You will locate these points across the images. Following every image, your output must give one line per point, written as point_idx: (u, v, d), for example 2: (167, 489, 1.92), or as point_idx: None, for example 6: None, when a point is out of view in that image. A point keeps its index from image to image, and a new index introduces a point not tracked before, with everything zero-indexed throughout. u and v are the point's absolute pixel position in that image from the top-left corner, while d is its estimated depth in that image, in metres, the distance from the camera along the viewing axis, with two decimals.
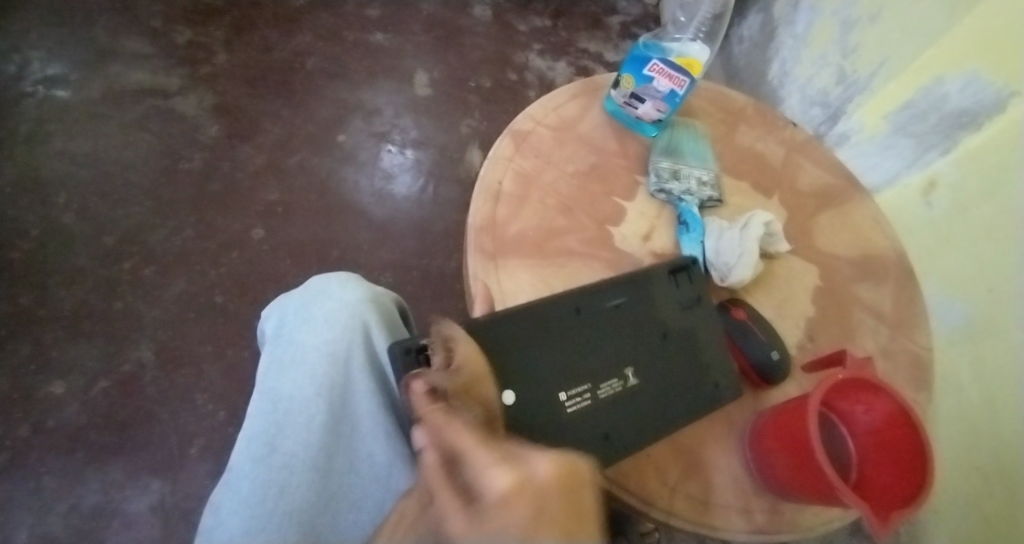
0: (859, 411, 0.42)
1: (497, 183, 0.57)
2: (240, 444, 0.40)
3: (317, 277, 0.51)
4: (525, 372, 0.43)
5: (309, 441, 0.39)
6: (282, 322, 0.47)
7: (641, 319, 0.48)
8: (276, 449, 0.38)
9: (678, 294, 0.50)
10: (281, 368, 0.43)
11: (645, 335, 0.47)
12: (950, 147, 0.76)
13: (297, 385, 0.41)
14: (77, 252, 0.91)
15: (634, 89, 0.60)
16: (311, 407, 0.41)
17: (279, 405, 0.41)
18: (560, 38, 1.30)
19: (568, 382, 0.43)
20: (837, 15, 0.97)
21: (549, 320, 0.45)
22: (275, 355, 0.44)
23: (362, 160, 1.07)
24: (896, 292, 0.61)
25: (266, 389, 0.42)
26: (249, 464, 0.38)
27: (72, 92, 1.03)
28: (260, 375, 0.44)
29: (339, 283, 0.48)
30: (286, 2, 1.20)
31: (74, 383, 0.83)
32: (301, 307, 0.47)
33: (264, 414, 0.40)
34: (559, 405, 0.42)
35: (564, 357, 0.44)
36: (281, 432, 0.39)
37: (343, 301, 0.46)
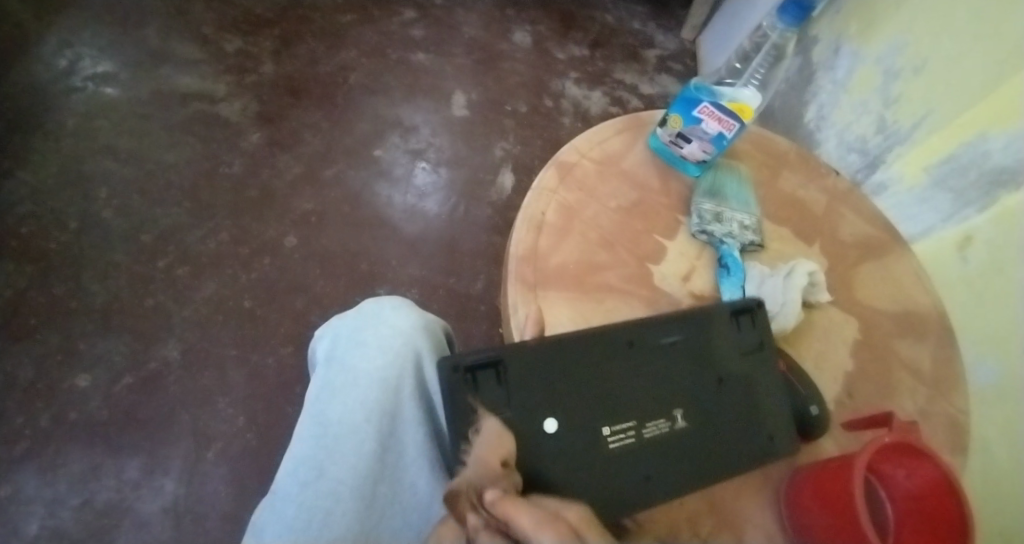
0: (900, 475, 0.41)
1: (540, 213, 0.57)
2: (287, 464, 0.40)
3: (368, 301, 0.51)
4: (571, 404, 0.42)
5: (356, 468, 0.39)
6: (333, 344, 0.47)
7: (698, 359, 0.47)
8: (323, 475, 0.38)
9: (739, 336, 0.48)
10: (331, 390, 0.43)
11: (700, 375, 0.46)
12: (988, 203, 0.75)
13: (348, 409, 0.41)
14: (112, 247, 0.93)
15: (681, 129, 0.60)
16: (360, 433, 0.41)
17: (328, 429, 0.41)
18: (597, 68, 1.32)
19: (612, 419, 0.42)
20: (880, 64, 0.97)
21: (597, 354, 0.44)
22: (326, 378, 0.44)
23: (397, 176, 1.08)
24: (937, 351, 0.60)
25: (316, 410, 0.42)
26: (295, 488, 0.38)
27: (121, 91, 1.06)
28: (309, 395, 0.44)
29: (392, 308, 0.49)
30: (333, 18, 1.23)
31: (99, 376, 0.84)
32: (354, 329, 0.47)
33: (313, 437, 0.40)
34: (602, 441, 0.41)
35: (613, 392, 0.43)
36: (328, 457, 0.39)
37: (397, 328, 0.47)
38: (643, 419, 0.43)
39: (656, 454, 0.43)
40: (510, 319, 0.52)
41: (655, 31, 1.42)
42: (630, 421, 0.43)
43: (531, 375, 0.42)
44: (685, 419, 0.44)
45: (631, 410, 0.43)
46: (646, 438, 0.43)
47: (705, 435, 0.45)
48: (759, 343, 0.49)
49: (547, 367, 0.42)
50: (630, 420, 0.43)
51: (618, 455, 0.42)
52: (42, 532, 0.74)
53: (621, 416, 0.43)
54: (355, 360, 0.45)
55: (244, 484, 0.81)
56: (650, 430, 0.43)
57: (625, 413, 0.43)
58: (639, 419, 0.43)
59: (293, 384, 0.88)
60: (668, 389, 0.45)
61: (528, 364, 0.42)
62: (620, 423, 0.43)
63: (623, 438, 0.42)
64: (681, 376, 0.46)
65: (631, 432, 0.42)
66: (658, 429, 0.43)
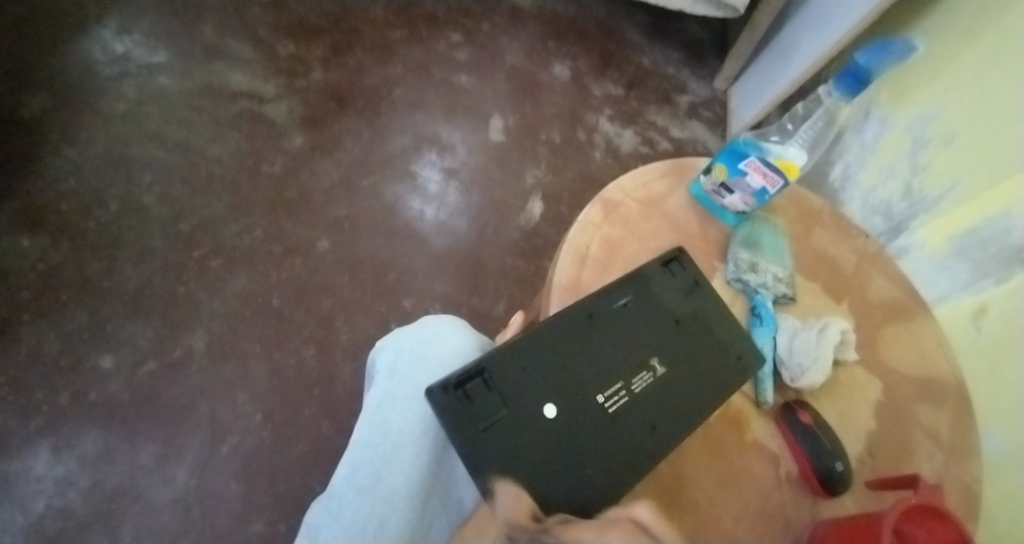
0: (919, 536, 0.40)
1: (585, 246, 0.59)
2: (343, 467, 0.43)
3: (429, 314, 0.54)
4: (555, 386, 0.45)
5: (411, 478, 0.42)
6: (396, 357, 0.49)
7: (648, 305, 0.52)
8: (380, 481, 0.41)
9: (676, 280, 0.54)
10: (393, 400, 0.46)
11: (657, 322, 0.51)
12: (1004, 277, 0.76)
13: (408, 422, 0.45)
14: (150, 233, 0.95)
15: (726, 180, 0.62)
16: (417, 445, 0.44)
17: (387, 437, 0.44)
18: (631, 107, 1.36)
19: (600, 387, 0.46)
20: (909, 132, 1.00)
21: (565, 334, 0.48)
22: (389, 388, 0.47)
23: (430, 191, 1.11)
24: (957, 420, 0.60)
25: (376, 418, 0.45)
26: (353, 492, 0.41)
27: (173, 81, 1.10)
28: (369, 403, 0.46)
29: (453, 327, 0.52)
30: (383, 33, 1.27)
31: (123, 359, 0.85)
32: (417, 342, 0.50)
33: (372, 444, 0.43)
34: (601, 408, 0.45)
35: (591, 362, 0.47)
36: (384, 465, 0.42)
37: (460, 348, 0.50)
38: (628, 377, 0.47)
39: (651, 403, 0.47)
40: None
41: (689, 77, 1.46)
42: (620, 384, 0.47)
43: (511, 367, 0.45)
44: (662, 364, 0.49)
45: (615, 374, 0.47)
46: (639, 392, 0.47)
47: (681, 378, 0.49)
48: (693, 283, 0.55)
49: (519, 359, 0.45)
50: (618, 383, 0.47)
51: (618, 416, 0.46)
52: (51, 509, 0.75)
53: (606, 381, 0.47)
54: (418, 374, 0.48)
55: (254, 481, 0.81)
56: (638, 385, 0.47)
57: (613, 379, 0.47)
58: (624, 379, 0.47)
59: (311, 385, 0.89)
60: (637, 344, 0.49)
61: (502, 358, 0.45)
62: (611, 388, 0.46)
63: (617, 399, 0.46)
64: (640, 325, 0.50)
65: (622, 392, 0.46)
66: (645, 381, 0.48)
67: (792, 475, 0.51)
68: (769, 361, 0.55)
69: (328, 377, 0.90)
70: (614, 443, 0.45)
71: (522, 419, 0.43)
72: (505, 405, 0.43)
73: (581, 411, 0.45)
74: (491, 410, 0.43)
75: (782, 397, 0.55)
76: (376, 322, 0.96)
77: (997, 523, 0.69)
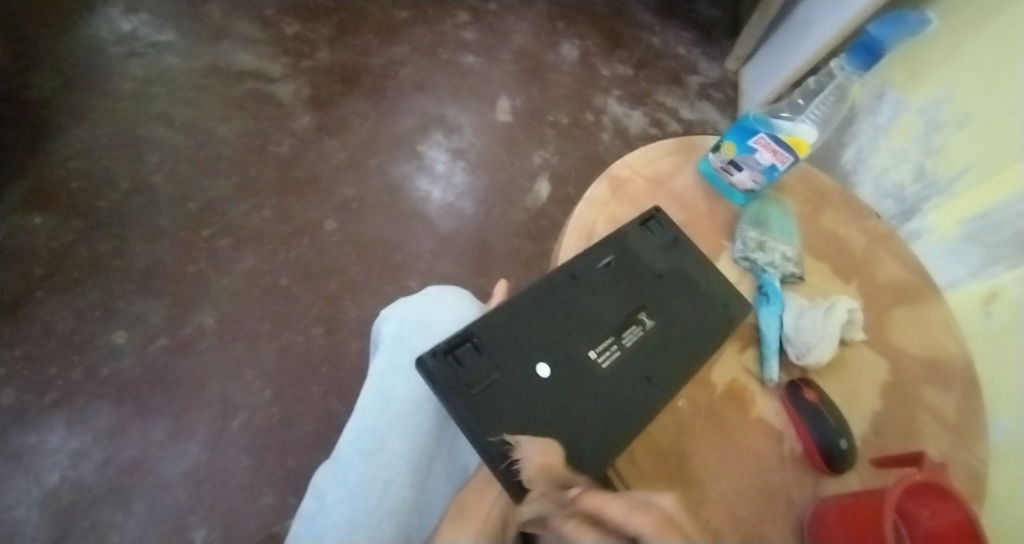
0: (923, 515, 0.41)
1: (591, 223, 0.59)
2: (348, 433, 0.44)
3: (432, 289, 0.55)
4: (547, 346, 0.47)
5: (414, 444, 0.44)
6: (400, 325, 0.50)
7: (633, 263, 0.54)
8: (384, 447, 0.43)
9: (655, 237, 0.56)
10: (398, 369, 0.48)
11: (642, 278, 0.53)
12: (1017, 261, 0.75)
13: (412, 389, 0.46)
14: (159, 212, 0.95)
15: (734, 157, 0.62)
16: (420, 412, 0.46)
17: (392, 404, 0.45)
18: (640, 88, 1.34)
19: (591, 342, 0.48)
20: (923, 114, 0.98)
21: (550, 297, 0.49)
22: (394, 357, 0.48)
23: (437, 172, 1.10)
24: (964, 401, 0.60)
25: (381, 386, 0.46)
26: (358, 456, 0.42)
27: (181, 61, 1.10)
28: (374, 370, 0.48)
29: (457, 298, 0.53)
30: (390, 13, 1.26)
31: (134, 336, 0.86)
32: (421, 313, 0.51)
33: (377, 410, 0.45)
34: (593, 363, 0.47)
35: (580, 322, 0.49)
36: (389, 431, 0.44)
37: (463, 318, 0.52)
38: (617, 332, 0.49)
39: (643, 355, 0.49)
40: None
41: (700, 58, 1.43)
42: (610, 340, 0.48)
43: (497, 331, 0.46)
44: (650, 318, 0.51)
45: (604, 331, 0.49)
46: (630, 345, 0.49)
47: (671, 330, 0.51)
48: (674, 239, 0.57)
49: (506, 322, 0.47)
50: (609, 338, 0.48)
51: (612, 370, 0.47)
52: (65, 481, 0.76)
53: (596, 337, 0.48)
54: (422, 343, 0.49)
55: (263, 456, 0.82)
56: (629, 338, 0.49)
57: (602, 334, 0.49)
58: (614, 334, 0.49)
59: (319, 363, 0.90)
60: (622, 301, 0.51)
61: (487, 323, 0.46)
62: (602, 344, 0.48)
63: (609, 354, 0.48)
64: (625, 281, 0.52)
65: (614, 346, 0.48)
66: (635, 335, 0.49)
67: (795, 453, 0.51)
68: (774, 339, 0.55)
69: (336, 356, 0.91)
70: (612, 394, 0.46)
71: (518, 375, 0.44)
72: (498, 367, 0.44)
73: (576, 368, 0.46)
74: (486, 372, 0.44)
75: (787, 376, 0.55)
76: (383, 303, 0.97)
77: (1003, 507, 0.69)
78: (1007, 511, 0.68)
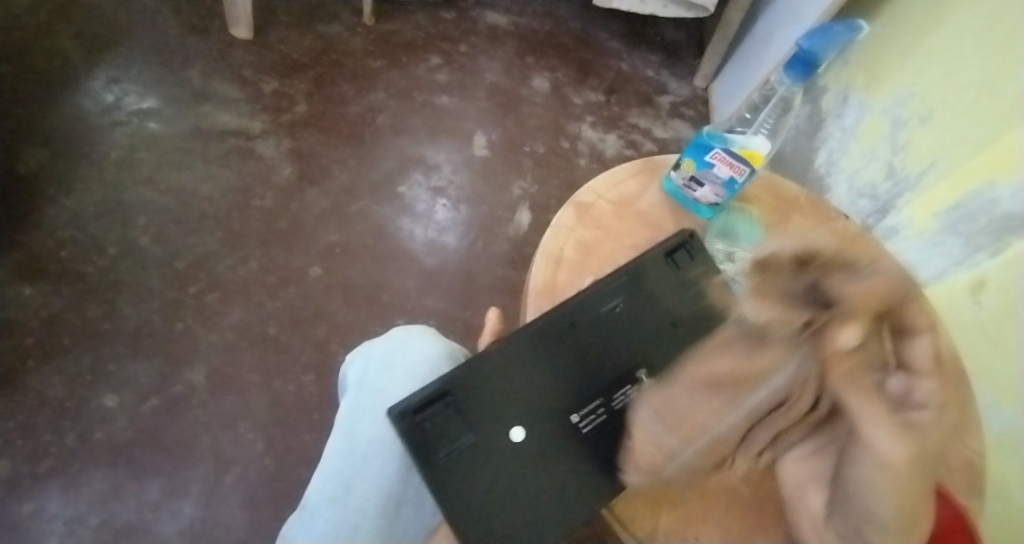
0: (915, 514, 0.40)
1: (559, 250, 0.60)
2: (318, 479, 0.46)
3: (399, 326, 0.55)
4: (528, 406, 0.47)
5: (381, 488, 0.45)
6: (365, 367, 0.51)
7: (639, 310, 0.53)
8: (350, 491, 0.45)
9: (678, 273, 0.55)
10: (362, 412, 0.48)
11: (645, 327, 0.52)
12: (999, 249, 0.73)
13: (378, 433, 0.47)
14: (146, 273, 0.97)
15: (694, 173, 0.64)
16: (387, 454, 0.47)
17: (357, 449, 0.47)
18: (612, 113, 1.37)
19: (578, 405, 0.48)
20: (888, 113, 1.00)
21: (543, 349, 0.49)
22: (359, 400, 0.49)
23: (419, 211, 1.13)
24: (950, 393, 0.60)
25: (347, 431, 0.47)
26: (325, 503, 0.44)
27: (164, 126, 1.13)
28: (340, 415, 0.49)
29: (421, 335, 0.53)
30: (364, 62, 1.31)
31: (126, 398, 0.87)
32: (385, 353, 0.52)
33: (343, 456, 0.46)
34: (574, 427, 0.47)
35: (571, 378, 0.49)
36: (356, 477, 0.46)
37: (425, 354, 0.51)
38: (608, 393, 0.49)
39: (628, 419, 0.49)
40: None
41: (669, 79, 1.47)
42: (596, 401, 0.48)
43: (477, 387, 0.46)
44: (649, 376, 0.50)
45: (592, 391, 0.49)
46: (616, 408, 0.49)
47: None
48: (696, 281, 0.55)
49: (495, 377, 0.47)
50: (597, 401, 0.48)
51: (591, 436, 0.47)
52: None
53: (582, 397, 0.48)
54: (385, 385, 0.50)
55: (259, 509, 0.82)
56: (617, 401, 0.49)
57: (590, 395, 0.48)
58: (604, 396, 0.49)
59: (312, 410, 0.90)
60: (620, 355, 0.51)
61: (470, 381, 0.46)
62: (587, 405, 0.48)
63: (592, 419, 0.48)
64: (627, 332, 0.52)
65: (599, 410, 0.48)
66: (627, 396, 0.49)
67: None
68: None
69: (327, 401, 0.91)
70: (588, 460, 0.47)
71: (490, 440, 0.44)
72: (470, 428, 0.44)
73: (552, 430, 0.46)
74: (456, 433, 0.44)
75: None
76: None
77: (1016, 496, 0.65)
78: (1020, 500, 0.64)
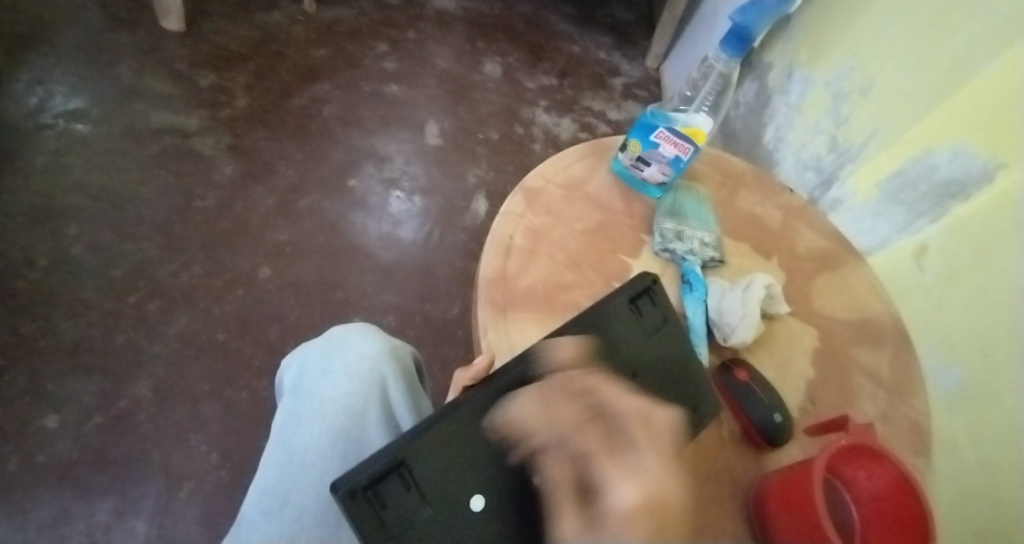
0: (861, 477, 0.42)
1: (508, 237, 0.60)
2: (252, 494, 0.43)
3: (337, 326, 0.54)
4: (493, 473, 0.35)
5: (319, 496, 0.42)
6: (301, 372, 0.50)
7: (603, 355, 0.42)
8: (287, 503, 0.42)
9: (642, 320, 0.45)
10: (298, 417, 0.46)
11: (615, 372, 0.42)
12: (940, 214, 0.77)
13: (312, 438, 0.45)
14: (83, 284, 0.92)
15: (641, 153, 0.64)
16: (324, 460, 0.44)
17: (293, 457, 0.44)
18: (566, 96, 1.36)
19: None
20: (829, 87, 1.02)
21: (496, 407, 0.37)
22: (294, 405, 0.47)
23: (371, 205, 1.10)
24: (894, 357, 0.62)
25: (282, 439, 0.45)
26: (260, 516, 0.42)
27: (93, 127, 1.07)
28: (276, 423, 0.47)
29: (359, 333, 0.52)
30: (307, 52, 1.26)
31: (69, 417, 0.82)
32: (321, 356, 0.50)
33: (278, 466, 0.44)
34: None
35: None
36: (293, 487, 0.43)
37: (363, 353, 0.50)
38: None
39: None
40: (480, 342, 0.53)
41: (621, 60, 1.47)
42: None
43: (433, 452, 0.35)
44: None
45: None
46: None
47: None
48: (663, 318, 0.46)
49: (451, 439, 0.35)
50: None
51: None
52: None
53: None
54: (322, 388, 0.48)
55: (218, 521, 0.79)
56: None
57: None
58: None
59: (268, 416, 0.88)
60: None
61: (427, 447, 0.34)
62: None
63: None
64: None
65: None
66: None
67: (734, 434, 0.51)
68: (701, 325, 0.56)
69: None
70: None
71: (448, 517, 0.34)
72: (428, 503, 0.33)
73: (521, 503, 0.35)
74: (412, 512, 0.33)
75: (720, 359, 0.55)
76: None
77: (966, 455, 0.66)
78: (970, 459, 0.65)
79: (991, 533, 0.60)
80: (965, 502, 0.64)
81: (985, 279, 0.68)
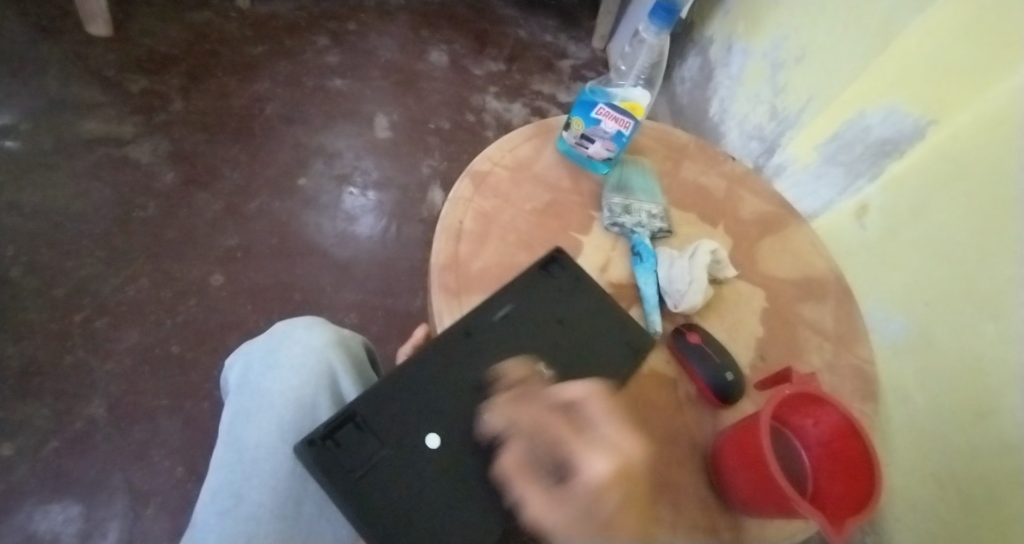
0: (809, 425, 0.44)
1: (458, 222, 0.60)
2: (206, 496, 0.43)
3: (281, 322, 0.54)
4: (441, 414, 0.42)
5: (275, 490, 0.43)
6: (245, 371, 0.50)
7: (530, 313, 0.48)
8: (242, 501, 0.42)
9: (558, 275, 0.51)
10: (246, 415, 0.46)
11: (555, 335, 0.47)
12: (877, 173, 0.80)
13: (263, 433, 0.45)
14: (23, 306, 0.88)
15: (584, 131, 0.65)
16: (277, 455, 0.44)
17: (245, 455, 0.44)
18: (514, 81, 1.36)
19: (484, 403, 0.42)
20: (766, 57, 1.04)
21: (439, 360, 0.44)
22: (242, 404, 0.47)
23: (324, 203, 1.08)
24: (837, 310, 0.65)
25: (231, 439, 0.45)
26: (215, 517, 0.41)
27: (21, 143, 1.01)
28: (224, 423, 0.46)
29: (304, 327, 0.52)
30: (243, 51, 1.23)
31: (21, 444, 0.79)
32: (266, 352, 0.50)
33: (230, 465, 0.43)
34: (485, 426, 0.41)
35: (475, 379, 0.43)
36: (245, 485, 0.43)
37: (308, 345, 0.50)
38: (516, 387, 0.44)
39: None
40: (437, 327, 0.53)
41: (567, 42, 1.47)
42: (503, 396, 0.43)
43: (380, 402, 0.41)
44: (553, 367, 0.45)
45: (498, 386, 0.44)
46: None
47: (577, 377, 0.46)
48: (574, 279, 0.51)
49: (399, 391, 0.42)
50: (504, 394, 0.43)
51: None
52: None
53: (488, 394, 0.43)
54: (269, 383, 0.47)
55: None
56: None
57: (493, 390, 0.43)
58: (512, 389, 0.44)
59: None
60: (522, 351, 0.46)
61: (371, 398, 0.41)
62: (495, 401, 0.43)
63: None
64: (524, 335, 0.47)
65: None
66: None
67: (690, 394, 0.53)
68: (652, 294, 0.57)
69: None
70: None
71: (404, 454, 0.40)
72: (383, 443, 0.40)
73: (462, 433, 0.41)
74: (370, 452, 0.39)
75: (673, 325, 0.57)
76: None
77: (915, 397, 0.69)
78: (919, 401, 0.69)
79: (947, 472, 0.63)
80: (918, 444, 0.67)
81: (927, 228, 0.71)
